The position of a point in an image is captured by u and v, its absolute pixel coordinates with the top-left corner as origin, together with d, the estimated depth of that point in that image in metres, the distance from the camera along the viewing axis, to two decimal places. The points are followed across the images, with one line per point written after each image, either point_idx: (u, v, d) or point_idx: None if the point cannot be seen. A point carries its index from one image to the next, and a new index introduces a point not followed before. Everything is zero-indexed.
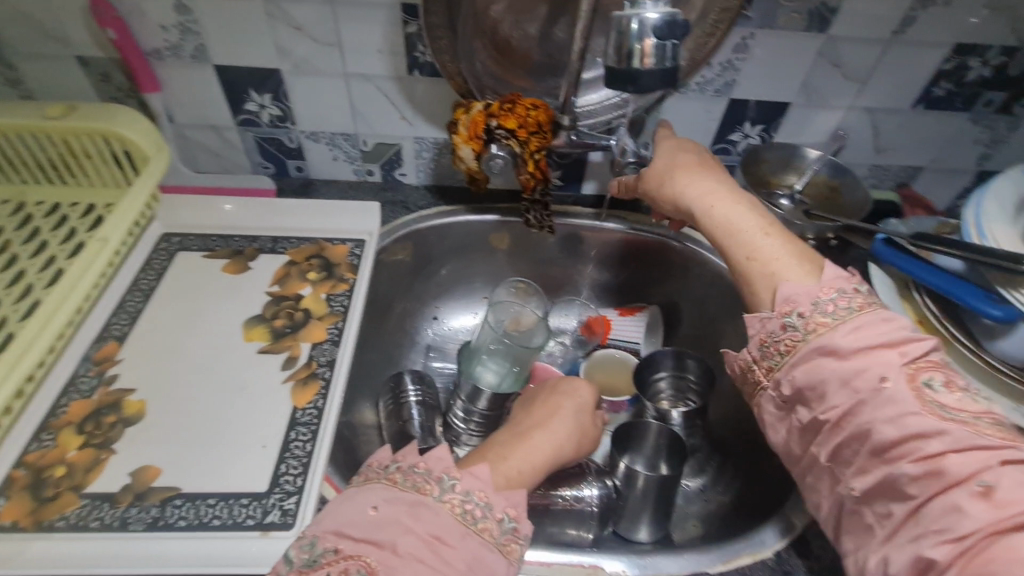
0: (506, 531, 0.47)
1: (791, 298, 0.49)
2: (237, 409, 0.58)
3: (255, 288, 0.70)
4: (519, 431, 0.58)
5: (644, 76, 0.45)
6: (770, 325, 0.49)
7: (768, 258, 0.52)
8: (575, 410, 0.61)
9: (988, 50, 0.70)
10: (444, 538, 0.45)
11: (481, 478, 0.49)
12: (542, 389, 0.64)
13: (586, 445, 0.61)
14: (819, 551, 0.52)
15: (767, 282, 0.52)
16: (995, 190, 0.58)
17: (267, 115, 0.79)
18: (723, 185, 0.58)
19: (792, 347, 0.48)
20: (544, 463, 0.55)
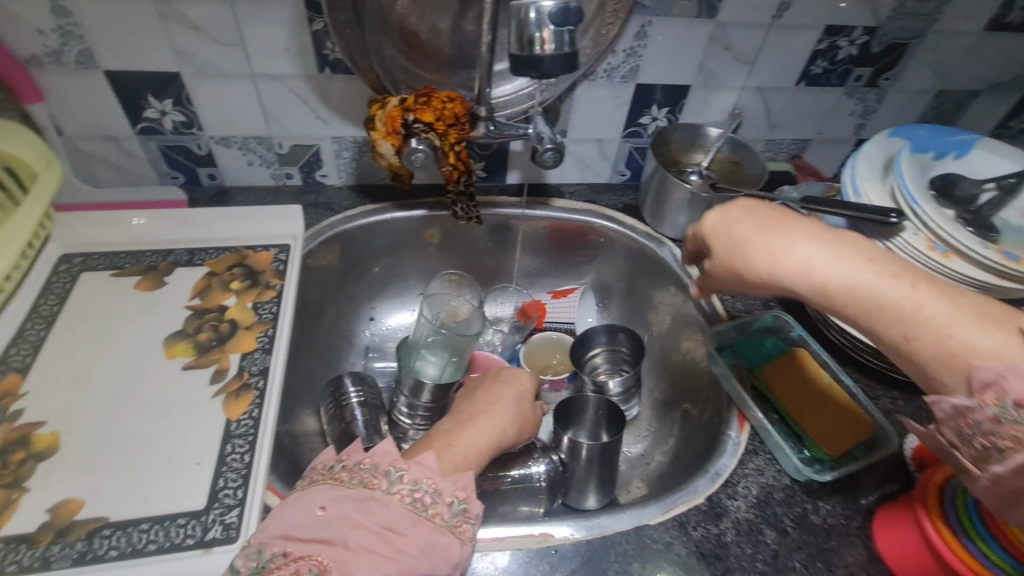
0: (456, 513, 0.48)
1: (997, 383, 0.40)
2: (164, 430, 0.56)
3: (173, 303, 0.67)
4: (462, 420, 0.60)
5: (546, 61, 0.48)
6: (977, 417, 0.40)
7: (936, 329, 0.44)
8: (514, 396, 0.64)
9: (853, 31, 0.79)
10: (394, 528, 0.45)
11: (429, 466, 0.50)
12: (485, 377, 0.66)
13: (528, 431, 0.64)
14: (745, 490, 0.58)
15: (951, 367, 0.43)
16: (865, 153, 0.65)
17: (169, 121, 0.75)
18: (830, 250, 0.49)
19: (1019, 443, 0.38)
20: (489, 448, 0.58)
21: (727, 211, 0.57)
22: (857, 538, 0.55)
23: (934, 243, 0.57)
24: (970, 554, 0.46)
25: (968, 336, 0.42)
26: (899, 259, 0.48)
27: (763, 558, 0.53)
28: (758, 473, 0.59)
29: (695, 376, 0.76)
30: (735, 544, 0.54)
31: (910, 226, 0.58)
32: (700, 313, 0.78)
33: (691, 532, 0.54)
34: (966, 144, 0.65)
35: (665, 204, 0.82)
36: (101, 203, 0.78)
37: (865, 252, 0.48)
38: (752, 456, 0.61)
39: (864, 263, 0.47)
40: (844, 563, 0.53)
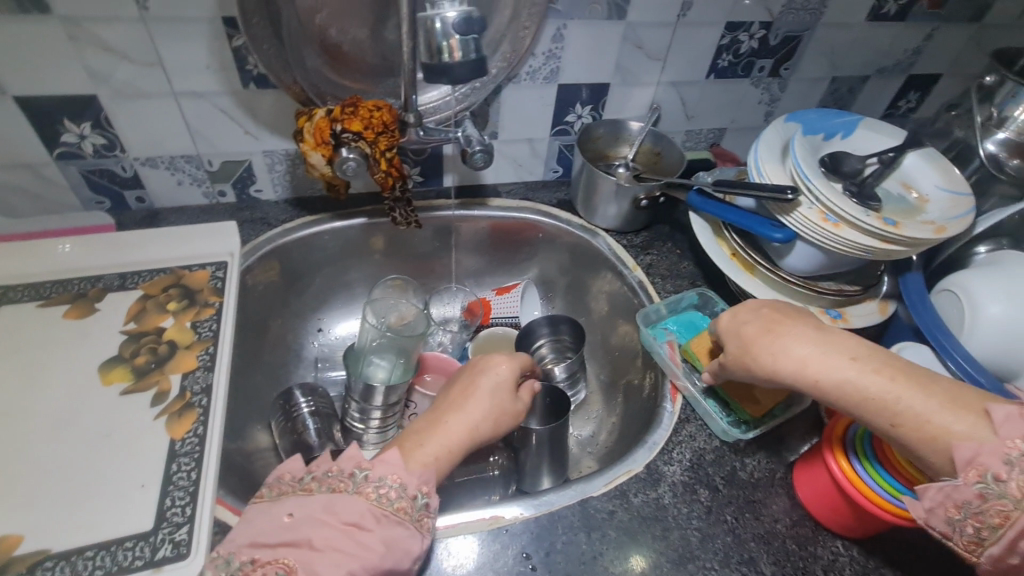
0: (420, 507, 0.50)
1: (975, 461, 0.43)
2: (105, 456, 0.55)
3: (106, 329, 0.66)
4: (434, 417, 0.58)
5: (455, 67, 0.51)
6: (958, 495, 0.44)
7: (918, 419, 0.46)
8: (490, 388, 0.60)
9: (752, 26, 0.85)
10: (358, 525, 0.47)
11: (393, 463, 0.51)
12: (463, 370, 0.63)
13: (507, 424, 0.61)
14: (680, 455, 0.62)
15: (933, 447, 0.46)
16: (767, 139, 0.71)
17: (90, 145, 0.73)
18: (818, 348, 0.53)
19: (1006, 519, 0.42)
20: (461, 446, 0.56)
21: (734, 312, 0.60)
22: (780, 488, 0.60)
23: (826, 214, 0.63)
24: (870, 486, 0.51)
25: (943, 423, 0.45)
26: (883, 356, 0.51)
27: (698, 515, 0.58)
28: (691, 439, 0.64)
29: (633, 356, 0.81)
30: (673, 505, 0.58)
31: (805, 200, 0.64)
32: (634, 297, 0.82)
33: (632, 499, 0.58)
34: (850, 124, 0.72)
35: (595, 196, 0.86)
36: (21, 233, 0.75)
37: (849, 351, 0.51)
38: (686, 423, 0.65)
39: (847, 361, 0.51)
40: (770, 511, 0.58)
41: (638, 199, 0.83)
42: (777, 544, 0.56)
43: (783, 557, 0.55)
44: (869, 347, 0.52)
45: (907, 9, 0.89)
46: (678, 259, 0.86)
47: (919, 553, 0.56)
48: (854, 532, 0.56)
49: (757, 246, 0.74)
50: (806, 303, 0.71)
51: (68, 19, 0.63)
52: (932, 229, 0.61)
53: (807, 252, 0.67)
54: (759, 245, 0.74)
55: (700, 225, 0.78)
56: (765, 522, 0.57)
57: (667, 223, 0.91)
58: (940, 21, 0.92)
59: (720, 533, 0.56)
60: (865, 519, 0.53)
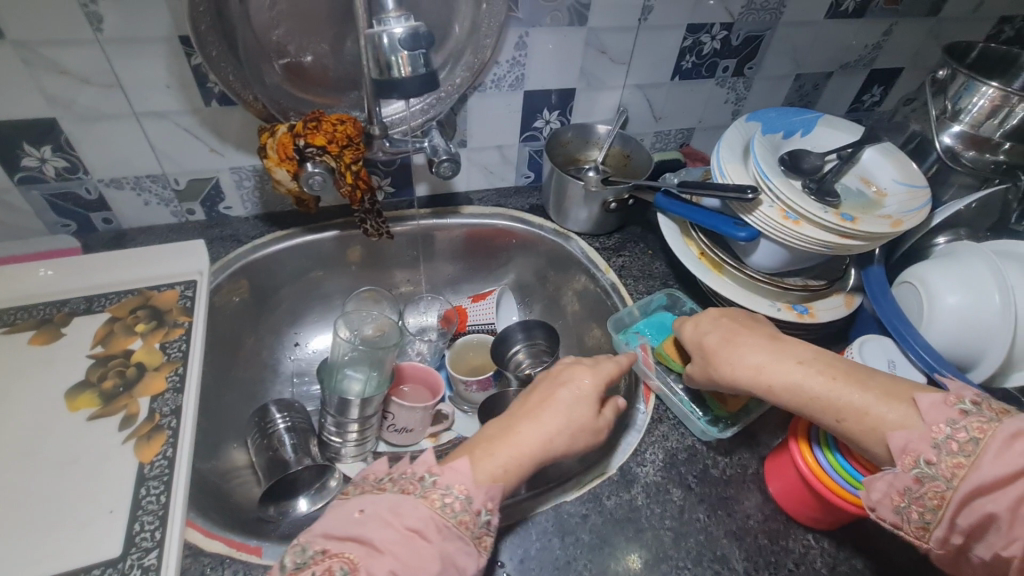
0: (482, 524, 0.47)
1: (907, 448, 0.44)
2: (73, 483, 0.54)
3: (73, 354, 0.65)
4: (507, 424, 0.56)
5: (404, 82, 0.51)
6: (899, 483, 0.44)
7: (859, 413, 0.48)
8: (569, 401, 0.56)
9: (713, 27, 0.86)
10: (423, 532, 0.44)
11: (462, 471, 0.49)
12: (541, 378, 0.60)
13: (585, 441, 0.56)
14: (652, 456, 0.63)
15: (874, 438, 0.47)
16: (729, 138, 0.72)
17: (51, 169, 0.73)
18: (768, 354, 0.56)
19: (942, 500, 0.42)
20: (532, 461, 0.53)
21: (697, 321, 0.63)
22: (752, 483, 0.61)
23: (787, 212, 0.64)
24: (834, 479, 0.52)
25: (879, 412, 0.47)
26: (828, 358, 0.53)
27: (671, 515, 0.58)
28: (664, 439, 0.64)
29: (608, 358, 0.81)
30: (646, 506, 0.59)
31: (767, 199, 0.65)
32: (607, 299, 0.83)
33: (606, 501, 0.59)
34: (809, 122, 0.74)
35: (566, 201, 0.87)
36: None
37: (797, 354, 0.54)
38: (658, 424, 0.66)
39: (794, 364, 0.53)
40: (742, 507, 0.59)
41: (607, 202, 0.84)
42: (749, 539, 0.57)
43: (756, 552, 0.56)
44: (817, 350, 0.55)
45: (865, 5, 0.91)
46: (650, 260, 0.87)
47: (886, 543, 0.57)
48: (823, 526, 0.56)
49: (724, 246, 0.75)
50: (774, 300, 0.72)
51: (20, 43, 0.62)
52: (889, 223, 0.63)
53: (771, 249, 0.68)
54: (726, 243, 0.75)
55: (668, 226, 0.79)
56: (737, 519, 0.58)
57: (639, 224, 0.92)
58: (898, 16, 0.93)
59: (694, 532, 0.57)
60: (831, 512, 0.54)
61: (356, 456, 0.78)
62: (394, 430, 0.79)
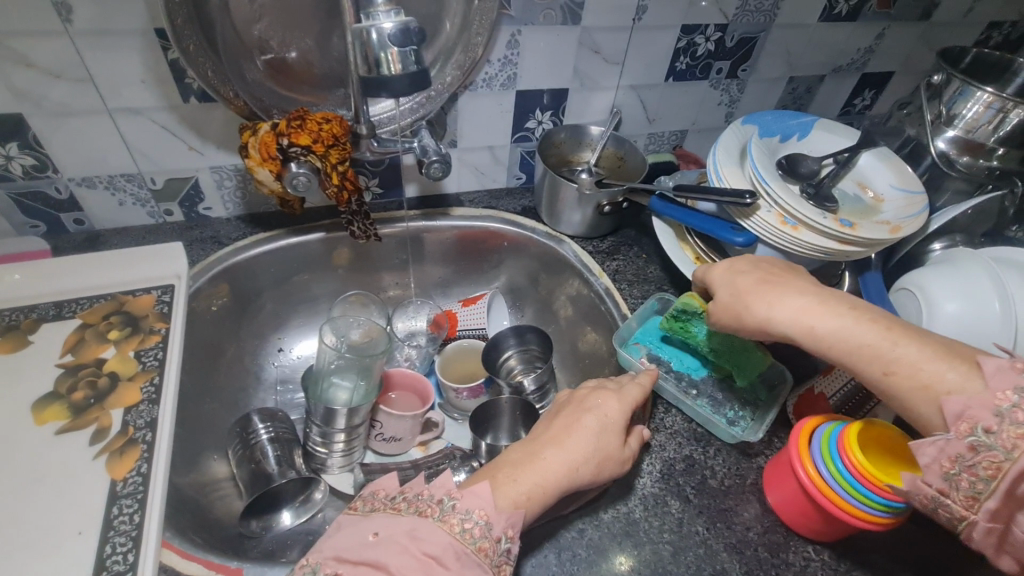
0: (501, 552, 0.45)
1: (965, 414, 0.42)
2: (38, 502, 0.51)
3: (41, 363, 0.62)
4: (530, 449, 0.53)
5: (393, 80, 0.49)
6: (951, 449, 0.42)
7: (912, 367, 0.47)
8: (597, 428, 0.53)
9: (707, 29, 0.85)
10: (440, 559, 0.43)
11: (482, 496, 0.47)
12: (568, 401, 0.57)
13: (612, 470, 0.53)
14: (649, 466, 0.61)
15: (925, 396, 0.46)
16: (725, 140, 0.70)
17: (18, 166, 0.69)
18: (815, 298, 0.53)
19: (999, 471, 0.40)
20: (556, 489, 0.50)
21: (735, 261, 0.61)
22: (751, 494, 0.60)
23: (785, 217, 0.63)
24: (837, 494, 0.50)
25: (936, 370, 0.45)
26: (881, 311, 0.51)
27: (669, 528, 0.57)
28: (661, 449, 0.63)
29: (603, 363, 0.80)
30: (644, 519, 0.57)
31: (764, 204, 0.64)
32: (601, 303, 0.81)
33: (602, 515, 0.57)
34: (806, 125, 0.73)
35: (559, 204, 0.85)
36: None
37: (848, 302, 0.52)
38: (656, 433, 0.64)
39: (845, 310, 0.51)
40: (741, 519, 0.58)
41: (601, 205, 0.82)
42: (750, 552, 0.55)
43: (757, 566, 0.54)
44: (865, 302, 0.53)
45: (858, 9, 0.90)
46: (645, 264, 0.86)
47: (887, 554, 0.56)
48: (829, 538, 0.55)
49: (720, 250, 0.74)
50: None
51: None
52: (887, 229, 0.62)
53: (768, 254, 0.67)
54: (721, 248, 0.74)
55: (663, 230, 0.78)
56: (737, 531, 0.57)
57: (633, 227, 0.91)
58: (890, 20, 0.93)
59: (693, 545, 0.56)
60: (836, 524, 0.53)
61: (342, 467, 0.75)
62: (382, 439, 0.76)
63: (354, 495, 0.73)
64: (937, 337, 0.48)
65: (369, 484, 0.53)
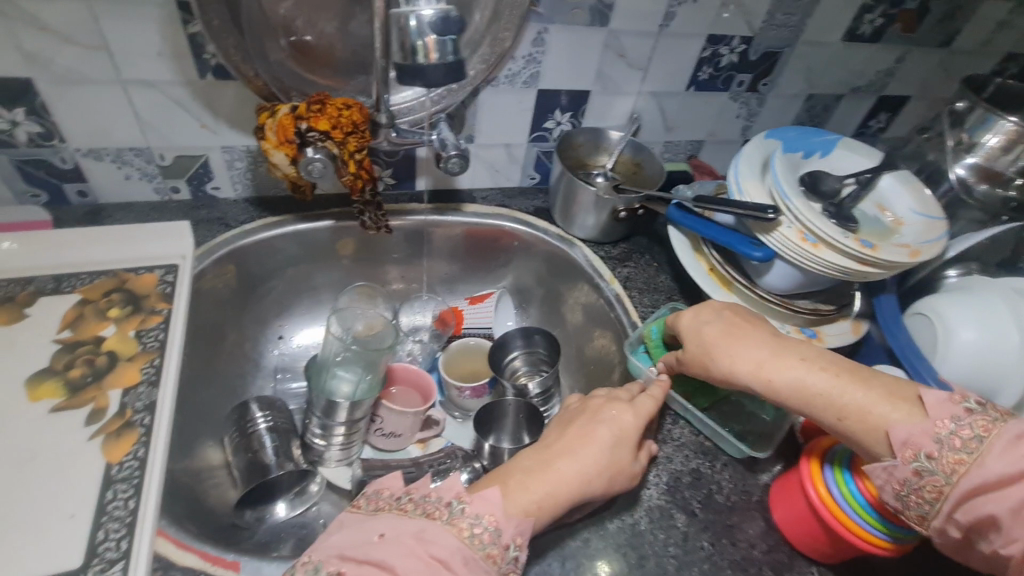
0: (509, 560, 0.44)
1: (910, 442, 0.45)
2: (28, 482, 0.49)
3: (36, 337, 0.59)
4: (544, 457, 0.52)
5: (429, 70, 0.48)
6: (900, 474, 0.45)
7: (861, 412, 0.49)
8: (611, 440, 0.53)
9: (732, 40, 0.85)
10: (448, 563, 0.41)
11: (493, 501, 0.46)
12: (581, 411, 0.56)
13: (622, 484, 0.53)
14: (655, 478, 0.61)
15: (874, 436, 0.48)
16: (747, 153, 0.70)
17: (23, 133, 0.66)
18: (770, 350, 0.55)
19: (941, 493, 0.43)
20: (567, 500, 0.49)
21: (696, 310, 0.61)
22: (757, 512, 0.59)
23: (805, 235, 0.62)
24: (848, 516, 0.50)
25: (882, 413, 0.48)
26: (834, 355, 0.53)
27: (674, 542, 0.56)
28: (668, 461, 0.62)
29: (610, 371, 0.79)
30: (650, 531, 0.56)
31: (786, 220, 0.63)
32: (611, 310, 0.81)
33: (608, 525, 0.56)
34: (828, 143, 0.73)
35: (573, 206, 0.84)
36: None
37: (799, 351, 0.54)
38: (662, 444, 0.64)
39: (796, 362, 0.53)
40: (745, 536, 0.57)
41: (617, 211, 0.82)
42: (753, 570, 0.55)
43: None
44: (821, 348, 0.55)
45: (881, 30, 0.90)
46: (655, 272, 0.85)
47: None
48: (831, 559, 0.55)
49: (735, 263, 0.73)
50: (783, 321, 0.71)
51: None
52: (907, 252, 0.62)
53: (785, 271, 0.67)
54: (737, 261, 0.73)
55: (678, 240, 0.77)
56: (741, 548, 0.56)
57: (645, 235, 0.90)
58: (912, 44, 0.93)
59: (697, 561, 0.55)
60: (842, 546, 0.52)
61: (341, 461, 0.74)
62: (381, 435, 0.75)
63: (350, 490, 0.72)
64: (881, 377, 0.50)
65: (373, 482, 0.52)
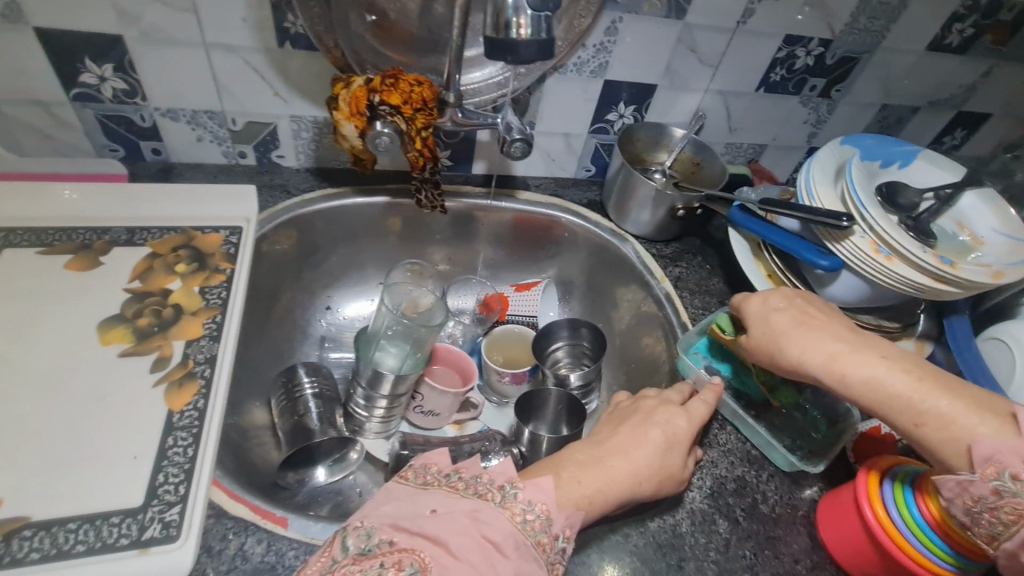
0: (558, 550, 0.45)
1: (994, 458, 0.43)
2: (97, 421, 0.51)
3: (109, 285, 0.62)
4: (597, 452, 0.53)
5: (522, 46, 0.48)
6: (975, 489, 0.43)
7: (943, 420, 0.47)
8: (664, 444, 0.53)
9: (810, 42, 0.82)
10: (500, 546, 0.42)
11: (546, 489, 0.47)
12: (632, 412, 0.57)
13: (670, 488, 0.53)
14: (700, 481, 0.59)
15: (954, 447, 0.46)
16: (820, 158, 0.68)
17: (109, 89, 0.69)
18: (847, 343, 0.53)
19: (1020, 517, 0.41)
20: (617, 499, 0.50)
21: (765, 297, 0.60)
22: (802, 527, 0.57)
23: (879, 246, 0.60)
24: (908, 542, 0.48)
25: (968, 424, 0.46)
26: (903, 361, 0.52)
27: (716, 547, 0.55)
28: (713, 466, 0.61)
29: (655, 371, 0.78)
30: (690, 534, 0.55)
31: (858, 229, 0.61)
32: (660, 309, 0.80)
33: (649, 523, 0.55)
34: (908, 154, 0.70)
35: (629, 200, 0.83)
36: (27, 172, 0.72)
37: (879, 348, 0.52)
38: (708, 449, 0.62)
39: (877, 359, 0.51)
40: (789, 550, 0.56)
41: (675, 208, 0.80)
42: None
43: None
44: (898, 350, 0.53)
45: (969, 42, 0.85)
46: (708, 275, 0.83)
47: None
48: None
49: (796, 270, 0.71)
50: None
51: None
52: (989, 273, 0.59)
53: (851, 283, 0.64)
54: (798, 268, 0.71)
55: (738, 242, 0.75)
56: (784, 562, 0.55)
57: (698, 236, 0.88)
58: (1001, 58, 0.88)
59: (738, 569, 0.54)
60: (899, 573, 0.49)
61: (379, 433, 0.75)
62: (419, 412, 0.76)
63: (387, 463, 0.73)
64: (969, 388, 0.48)
65: (419, 455, 0.52)
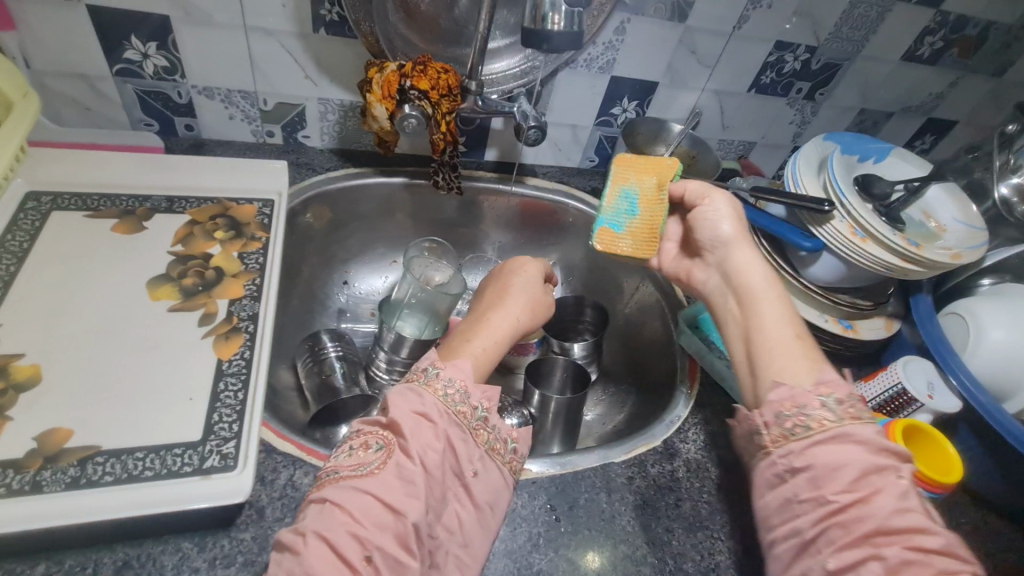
0: (477, 418, 0.52)
1: (826, 383, 0.48)
2: (152, 367, 0.56)
3: (154, 248, 0.66)
4: (477, 317, 0.64)
5: (556, 36, 0.55)
6: (797, 398, 0.47)
7: (811, 348, 0.52)
8: (524, 285, 0.68)
9: (798, 48, 0.90)
10: (428, 416, 0.49)
11: (463, 369, 0.54)
12: (494, 276, 0.71)
13: (543, 314, 0.69)
14: (693, 436, 0.67)
15: (806, 366, 0.50)
16: (806, 152, 0.75)
17: (151, 66, 0.73)
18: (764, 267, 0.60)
19: (822, 427, 0.46)
20: (506, 337, 0.62)
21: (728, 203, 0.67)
22: None
23: (855, 229, 0.68)
24: None
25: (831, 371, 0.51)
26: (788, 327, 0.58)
27: (709, 491, 0.62)
28: (706, 423, 0.68)
29: (652, 346, 0.86)
30: (686, 479, 0.62)
31: (837, 214, 0.69)
32: (658, 288, 0.87)
33: (650, 468, 0.63)
34: (881, 151, 0.78)
35: None
36: (71, 142, 0.76)
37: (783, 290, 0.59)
38: (701, 408, 0.70)
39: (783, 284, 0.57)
40: None
41: None
42: None
43: None
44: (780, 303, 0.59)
45: (939, 54, 0.94)
46: None
47: None
48: None
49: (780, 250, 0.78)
50: (822, 311, 0.75)
51: None
52: (949, 255, 0.67)
53: (832, 263, 0.72)
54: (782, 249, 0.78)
55: None
56: None
57: None
58: (966, 70, 0.97)
59: (728, 508, 0.61)
60: None
61: None
62: None
63: None
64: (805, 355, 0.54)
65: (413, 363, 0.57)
